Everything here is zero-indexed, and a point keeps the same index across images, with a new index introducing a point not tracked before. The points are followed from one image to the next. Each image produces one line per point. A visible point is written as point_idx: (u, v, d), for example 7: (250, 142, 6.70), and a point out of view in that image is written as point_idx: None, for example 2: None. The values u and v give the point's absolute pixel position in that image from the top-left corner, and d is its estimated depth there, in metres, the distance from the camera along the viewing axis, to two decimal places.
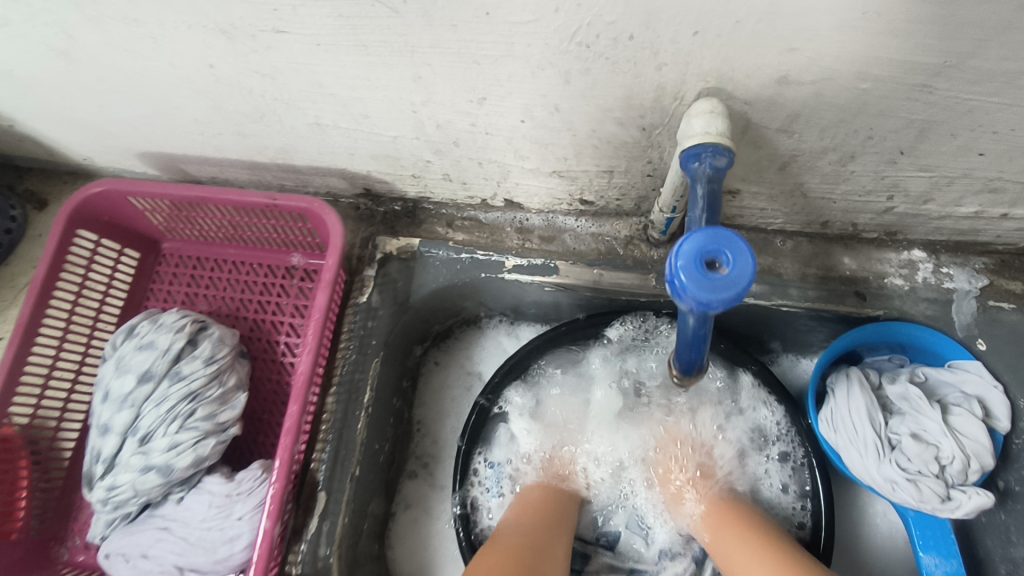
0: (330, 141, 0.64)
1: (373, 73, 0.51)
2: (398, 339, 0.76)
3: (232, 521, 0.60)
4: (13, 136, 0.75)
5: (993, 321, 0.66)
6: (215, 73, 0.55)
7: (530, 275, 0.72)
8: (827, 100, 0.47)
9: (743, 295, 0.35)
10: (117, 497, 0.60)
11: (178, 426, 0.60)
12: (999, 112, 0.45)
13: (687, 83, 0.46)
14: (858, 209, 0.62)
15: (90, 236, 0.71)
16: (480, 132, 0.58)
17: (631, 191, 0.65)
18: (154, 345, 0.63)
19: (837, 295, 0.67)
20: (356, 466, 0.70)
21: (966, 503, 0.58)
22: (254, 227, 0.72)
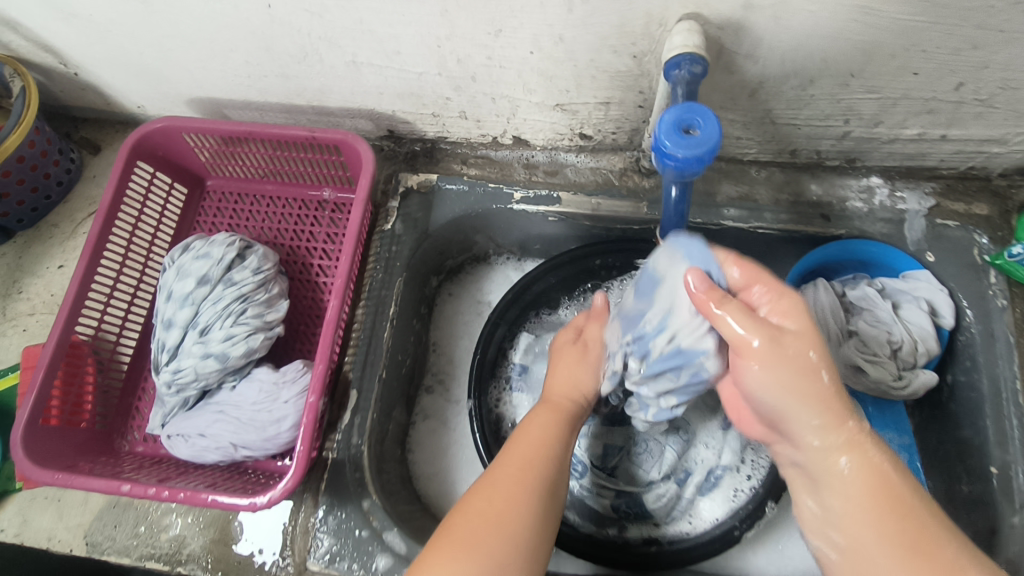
0: (363, 80, 0.74)
1: (406, 8, 0.61)
2: (418, 264, 0.85)
3: (280, 404, 0.68)
4: (76, 84, 0.84)
5: (940, 236, 0.75)
6: (271, 12, 0.64)
7: (536, 205, 0.81)
8: (785, 25, 0.56)
9: (712, 153, 0.45)
10: (181, 380, 0.70)
11: (233, 321, 0.70)
12: (925, 32, 0.55)
13: (670, 9, 0.56)
14: (821, 135, 0.72)
15: (147, 168, 0.81)
16: (495, 66, 0.68)
17: (624, 123, 0.75)
18: (209, 254, 0.73)
19: (806, 217, 0.77)
20: (384, 370, 0.78)
21: (914, 380, 0.69)
22: (291, 162, 0.82)
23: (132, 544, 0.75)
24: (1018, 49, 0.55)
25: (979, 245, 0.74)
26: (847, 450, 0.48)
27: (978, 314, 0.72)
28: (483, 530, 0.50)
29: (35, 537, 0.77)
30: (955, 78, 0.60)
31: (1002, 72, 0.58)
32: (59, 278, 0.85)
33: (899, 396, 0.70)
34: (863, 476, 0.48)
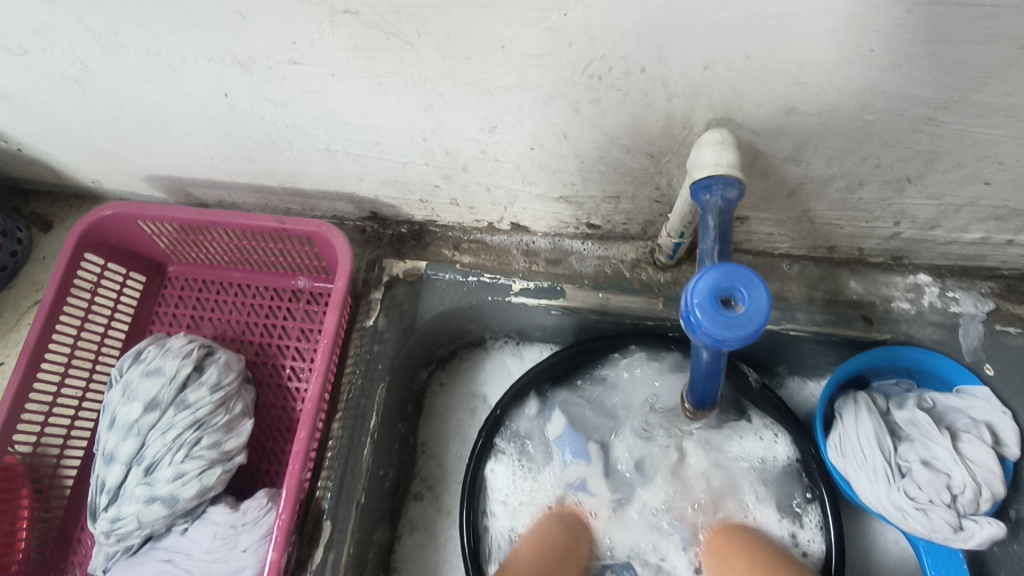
0: (339, 167, 0.65)
1: (385, 101, 0.52)
2: (404, 362, 0.76)
3: (238, 553, 0.59)
4: (22, 159, 0.75)
5: (1001, 346, 0.66)
6: (229, 101, 0.55)
7: (537, 298, 0.72)
8: (834, 129, 0.47)
9: (759, 330, 0.35)
10: (121, 529, 0.59)
11: (184, 455, 0.60)
12: (1003, 144, 0.46)
13: (696, 114, 0.47)
14: (865, 234, 0.62)
15: (97, 259, 0.71)
16: (490, 159, 0.58)
17: (637, 216, 0.66)
18: (161, 371, 0.63)
19: (844, 319, 0.67)
20: (362, 494, 0.68)
21: (977, 532, 0.58)
22: (260, 251, 0.72)
23: None
24: None
25: None
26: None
27: None
28: None
29: None
30: None
31: None
32: None
33: (960, 547, 0.59)
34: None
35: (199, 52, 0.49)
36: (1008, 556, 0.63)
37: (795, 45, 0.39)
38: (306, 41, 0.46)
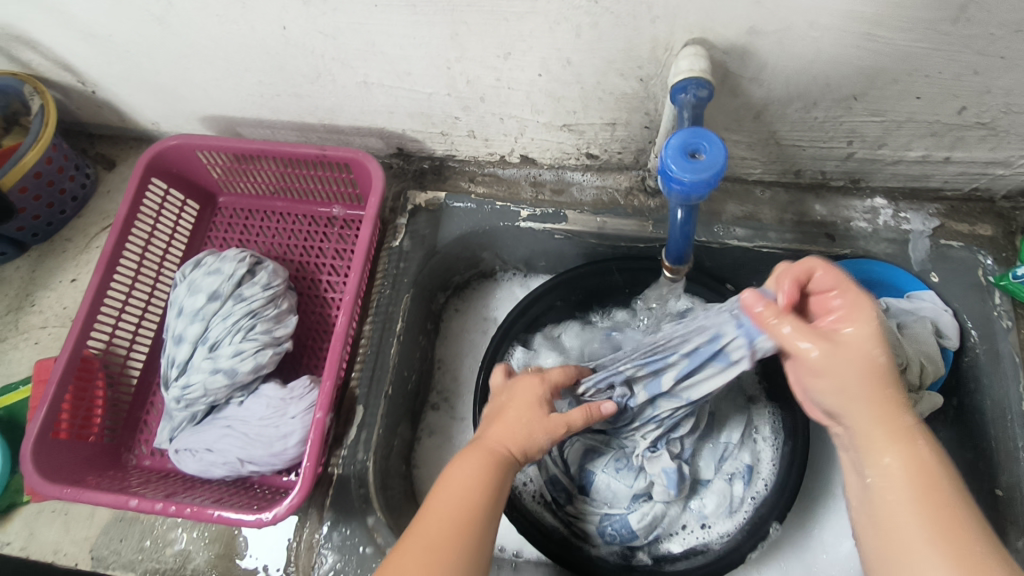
0: (374, 100, 0.75)
1: (419, 31, 0.62)
2: (425, 281, 0.86)
3: (287, 419, 0.69)
4: (93, 102, 0.86)
5: (945, 257, 0.76)
6: (286, 34, 0.66)
7: (543, 223, 0.82)
8: (788, 48, 0.57)
9: (717, 176, 0.45)
10: (190, 395, 0.70)
11: (242, 337, 0.70)
12: (927, 58, 0.56)
13: (675, 35, 0.57)
14: (825, 156, 0.73)
15: (161, 184, 0.82)
16: (504, 87, 0.69)
17: (630, 144, 0.76)
18: (221, 270, 0.74)
19: (810, 237, 0.77)
20: (390, 386, 0.78)
21: (920, 403, 0.68)
22: (301, 179, 0.83)
23: (137, 558, 0.74)
24: (1019, 75, 0.56)
25: (983, 266, 0.74)
26: (854, 400, 0.47)
27: (983, 334, 0.72)
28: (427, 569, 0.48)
29: (40, 551, 0.76)
30: (958, 103, 0.61)
31: (1004, 97, 0.59)
32: (71, 291, 0.86)
33: (905, 417, 0.69)
34: (895, 438, 0.46)
35: None
36: (952, 436, 0.74)
37: None
38: None
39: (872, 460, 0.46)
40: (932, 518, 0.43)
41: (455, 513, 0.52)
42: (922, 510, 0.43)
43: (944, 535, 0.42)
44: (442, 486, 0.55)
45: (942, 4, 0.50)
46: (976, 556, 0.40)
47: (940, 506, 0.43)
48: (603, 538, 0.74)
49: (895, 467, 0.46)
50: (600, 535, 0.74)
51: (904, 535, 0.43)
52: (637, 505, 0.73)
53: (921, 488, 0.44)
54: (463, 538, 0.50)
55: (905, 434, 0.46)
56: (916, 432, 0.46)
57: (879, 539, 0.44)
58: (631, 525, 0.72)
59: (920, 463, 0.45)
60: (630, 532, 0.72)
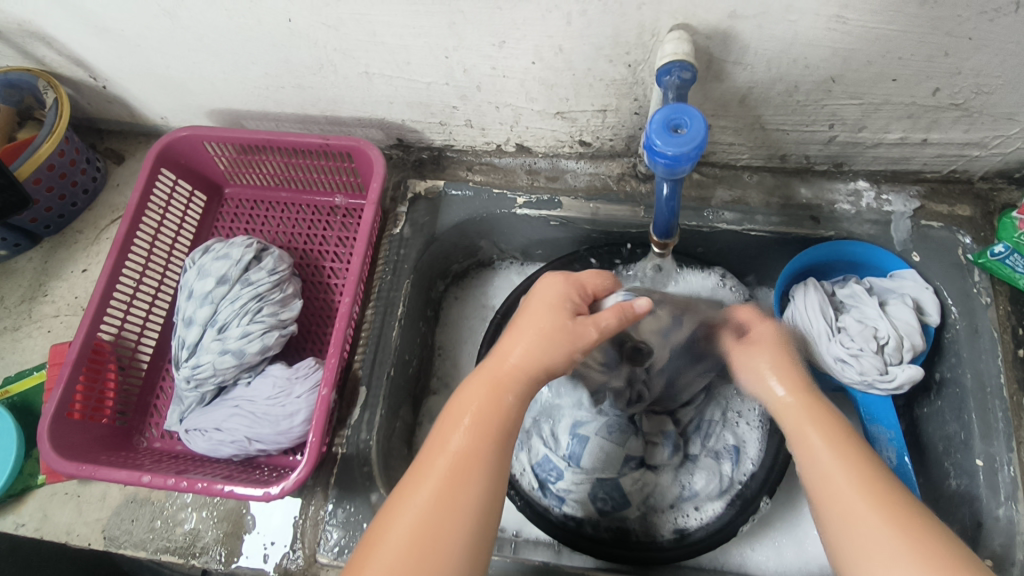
0: (375, 90, 0.78)
1: (418, 20, 0.65)
2: (425, 267, 0.89)
3: (293, 398, 0.71)
4: (104, 97, 0.89)
5: (926, 237, 0.78)
6: (291, 26, 0.69)
7: (538, 209, 0.85)
8: (767, 32, 0.60)
9: (699, 148, 0.48)
10: (200, 375, 0.72)
11: (249, 319, 0.73)
12: (899, 39, 0.59)
13: (661, 20, 0.60)
14: (808, 140, 0.76)
15: (170, 175, 0.85)
16: (499, 75, 0.72)
17: (622, 130, 0.79)
18: (228, 255, 0.76)
19: (796, 220, 0.80)
20: (392, 368, 0.81)
21: (900, 375, 0.70)
22: (305, 169, 0.86)
23: (149, 538, 0.76)
24: (987, 56, 0.59)
25: (962, 245, 0.77)
26: (810, 413, 0.55)
27: (963, 311, 0.74)
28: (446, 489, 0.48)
29: (54, 531, 0.78)
30: (931, 84, 0.64)
31: (974, 77, 0.62)
32: (82, 282, 0.89)
33: (886, 391, 0.71)
34: (823, 425, 0.53)
35: None
36: (935, 411, 0.76)
37: None
38: None
39: (806, 453, 0.52)
40: (875, 492, 0.47)
41: (479, 422, 0.52)
42: (866, 488, 0.48)
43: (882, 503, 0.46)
44: (451, 415, 0.53)
45: None
46: (910, 516, 0.46)
47: (879, 483, 0.48)
48: (593, 503, 0.74)
49: (826, 447, 0.51)
50: (590, 501, 0.75)
51: (851, 508, 0.47)
52: (626, 470, 0.75)
53: (863, 474, 0.49)
54: (485, 451, 0.51)
55: (841, 432, 0.53)
56: (844, 426, 0.53)
57: (827, 510, 0.48)
58: (622, 487, 0.74)
59: (854, 452, 0.51)
60: (621, 494, 0.74)
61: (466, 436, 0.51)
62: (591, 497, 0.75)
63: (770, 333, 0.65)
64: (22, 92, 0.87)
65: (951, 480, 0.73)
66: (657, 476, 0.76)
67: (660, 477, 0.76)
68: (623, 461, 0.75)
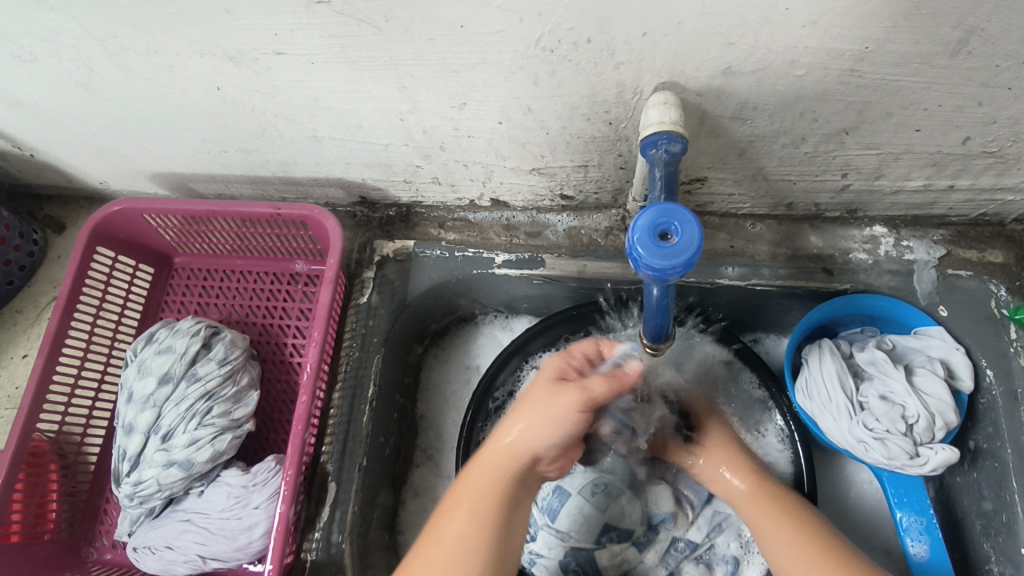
0: (327, 153, 0.70)
1: (363, 85, 0.56)
2: (399, 336, 0.80)
3: (250, 510, 0.64)
4: (35, 165, 0.81)
5: (953, 288, 0.70)
6: (222, 94, 0.60)
7: (519, 269, 0.76)
8: (768, 87, 0.51)
9: (693, 260, 0.40)
10: (144, 492, 0.65)
11: (197, 423, 0.65)
12: (925, 91, 0.50)
13: (643, 79, 0.51)
14: (817, 189, 0.67)
15: (108, 252, 0.77)
16: (464, 136, 0.63)
17: (607, 184, 0.70)
18: (172, 349, 0.68)
19: (806, 272, 0.71)
20: (364, 457, 0.72)
21: (933, 458, 0.62)
22: (258, 237, 0.78)
23: None
24: None
25: (996, 297, 0.68)
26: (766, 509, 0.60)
27: (998, 374, 0.66)
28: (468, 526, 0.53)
29: None
30: (961, 133, 0.55)
31: (1012, 126, 0.54)
32: (23, 369, 0.81)
33: (917, 473, 0.64)
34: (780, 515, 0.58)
35: (192, 49, 0.54)
36: (969, 483, 0.68)
37: (719, 8, 0.43)
38: (286, 32, 0.50)
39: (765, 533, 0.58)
40: (810, 547, 0.55)
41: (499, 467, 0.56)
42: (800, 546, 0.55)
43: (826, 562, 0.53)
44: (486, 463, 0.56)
45: (937, 37, 0.45)
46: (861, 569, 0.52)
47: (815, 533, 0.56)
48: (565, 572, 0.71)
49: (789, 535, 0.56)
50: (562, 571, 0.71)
51: None
52: (604, 540, 0.71)
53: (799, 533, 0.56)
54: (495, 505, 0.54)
55: (775, 498, 0.60)
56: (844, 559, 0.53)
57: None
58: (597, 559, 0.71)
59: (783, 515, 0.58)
60: (596, 568, 0.71)
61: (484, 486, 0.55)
62: (562, 567, 0.71)
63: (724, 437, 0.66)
64: None
65: (992, 565, 0.65)
66: (640, 554, 0.71)
67: (644, 555, 0.72)
68: (601, 529, 0.71)
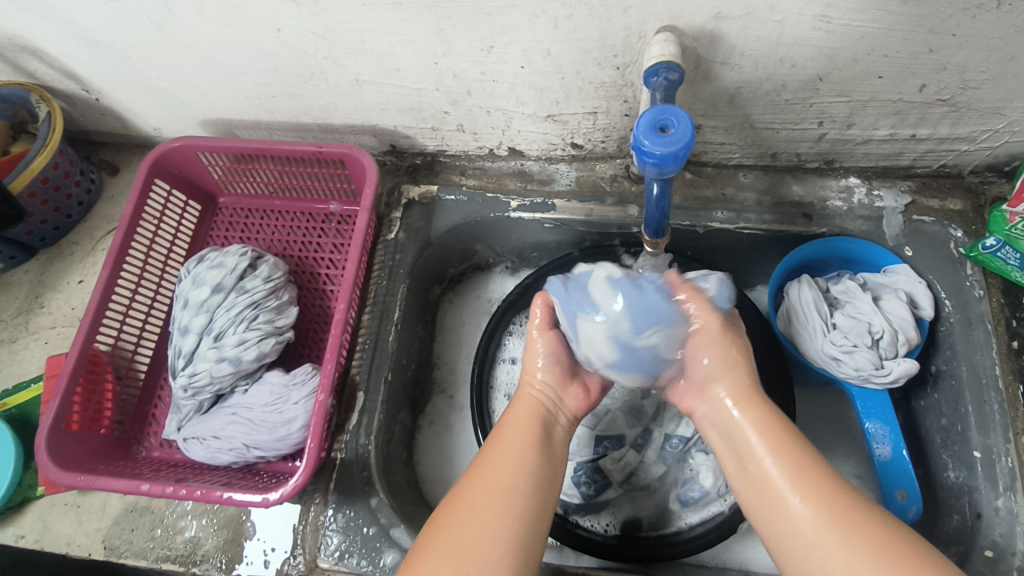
0: (366, 97, 0.79)
1: (405, 27, 0.66)
2: (421, 271, 0.89)
3: (290, 405, 0.72)
4: (98, 110, 0.90)
5: (917, 232, 0.79)
6: (281, 36, 0.69)
7: (532, 212, 0.85)
8: (753, 32, 0.61)
9: (688, 146, 0.50)
10: (197, 384, 0.73)
11: (245, 327, 0.74)
12: (884, 38, 0.60)
13: (647, 23, 0.61)
14: (798, 138, 0.76)
15: (164, 185, 0.85)
16: (489, 80, 0.73)
17: (613, 132, 0.80)
18: (223, 264, 0.77)
19: (789, 217, 0.80)
20: (389, 372, 0.80)
21: (896, 369, 0.71)
22: (299, 177, 0.86)
23: (149, 547, 0.75)
24: (972, 51, 0.60)
25: (954, 239, 0.77)
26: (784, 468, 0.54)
27: (955, 304, 0.75)
28: (492, 494, 0.54)
29: (55, 542, 0.77)
30: (918, 81, 0.65)
31: (960, 73, 0.63)
32: (79, 293, 0.90)
33: (882, 384, 0.73)
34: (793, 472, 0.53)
35: None
36: (931, 404, 0.76)
37: None
38: None
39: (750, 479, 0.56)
40: (823, 505, 0.51)
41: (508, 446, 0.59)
42: (819, 510, 0.50)
43: (835, 519, 0.50)
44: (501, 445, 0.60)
45: None
46: (877, 524, 0.49)
47: (824, 486, 0.52)
48: (578, 487, 0.80)
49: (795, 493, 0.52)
50: (577, 485, 0.80)
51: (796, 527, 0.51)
52: (600, 450, 0.82)
53: (805, 482, 0.52)
54: (506, 492, 0.55)
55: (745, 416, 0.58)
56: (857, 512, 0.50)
57: (773, 528, 0.53)
58: (601, 468, 0.81)
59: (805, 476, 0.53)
60: (602, 476, 0.81)
61: (502, 466, 0.57)
62: (575, 480, 0.80)
63: (713, 315, 0.63)
64: (14, 106, 0.87)
65: (949, 472, 0.73)
66: (639, 456, 0.81)
67: (644, 455, 0.82)
68: (594, 441, 0.83)
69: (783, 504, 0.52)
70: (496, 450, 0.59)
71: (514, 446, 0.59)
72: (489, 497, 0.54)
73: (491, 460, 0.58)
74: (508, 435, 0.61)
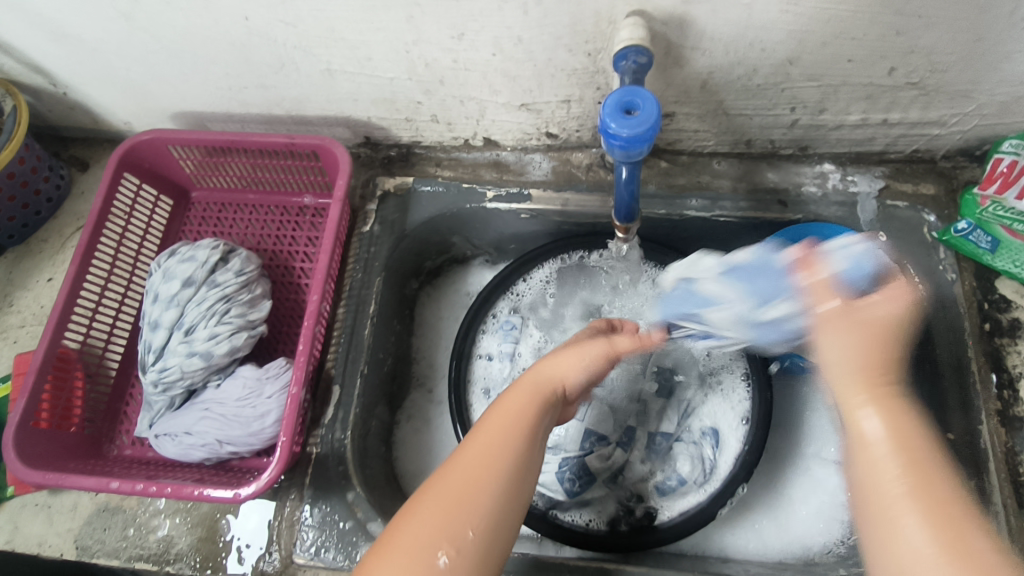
0: (338, 88, 0.78)
1: (374, 14, 0.65)
2: (398, 264, 0.88)
3: (263, 399, 0.71)
4: (66, 104, 0.88)
5: (891, 217, 0.79)
6: (249, 24, 0.68)
7: (508, 203, 0.84)
8: (722, 15, 0.60)
9: (655, 127, 0.50)
10: (167, 379, 0.72)
11: (216, 321, 0.72)
12: (851, 20, 0.60)
13: (616, 7, 0.60)
14: (772, 124, 0.76)
15: (134, 180, 0.84)
16: (461, 68, 0.72)
17: (588, 120, 0.79)
18: (194, 258, 0.76)
19: (764, 204, 0.80)
20: (365, 365, 0.79)
21: None
22: (271, 170, 0.85)
23: (122, 546, 0.74)
24: (938, 33, 0.61)
25: (927, 224, 0.78)
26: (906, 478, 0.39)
27: (929, 288, 0.75)
28: (475, 476, 0.48)
29: (26, 544, 0.76)
30: (887, 64, 0.65)
31: (928, 56, 0.64)
32: (49, 290, 0.88)
33: None
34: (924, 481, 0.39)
35: None
36: None
37: None
38: None
39: (869, 465, 0.41)
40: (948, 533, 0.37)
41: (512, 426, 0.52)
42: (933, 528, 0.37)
43: (941, 524, 0.37)
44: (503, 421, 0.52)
45: None
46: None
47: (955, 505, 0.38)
48: (562, 484, 0.77)
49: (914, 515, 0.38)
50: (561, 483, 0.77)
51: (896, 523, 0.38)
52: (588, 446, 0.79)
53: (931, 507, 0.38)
54: (489, 477, 0.48)
55: (879, 364, 0.43)
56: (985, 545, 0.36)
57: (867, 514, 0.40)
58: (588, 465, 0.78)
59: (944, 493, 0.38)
60: (588, 472, 0.78)
61: (494, 447, 0.50)
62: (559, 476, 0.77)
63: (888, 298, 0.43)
64: None
65: None
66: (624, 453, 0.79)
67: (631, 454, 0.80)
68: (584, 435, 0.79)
69: (887, 511, 0.39)
70: (506, 413, 0.53)
71: (512, 428, 0.52)
72: (472, 479, 0.48)
73: (488, 434, 0.51)
74: (515, 408, 0.53)
